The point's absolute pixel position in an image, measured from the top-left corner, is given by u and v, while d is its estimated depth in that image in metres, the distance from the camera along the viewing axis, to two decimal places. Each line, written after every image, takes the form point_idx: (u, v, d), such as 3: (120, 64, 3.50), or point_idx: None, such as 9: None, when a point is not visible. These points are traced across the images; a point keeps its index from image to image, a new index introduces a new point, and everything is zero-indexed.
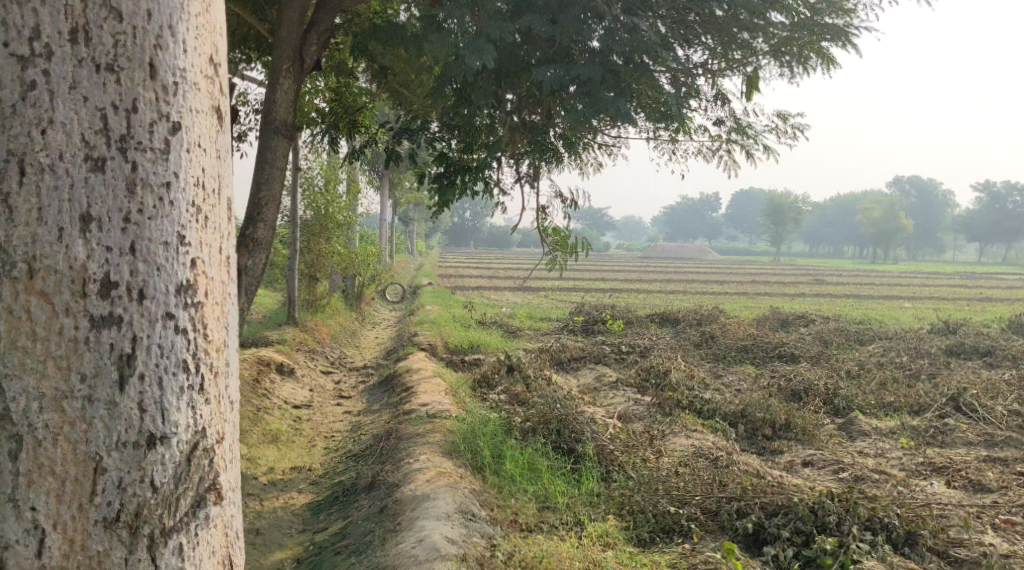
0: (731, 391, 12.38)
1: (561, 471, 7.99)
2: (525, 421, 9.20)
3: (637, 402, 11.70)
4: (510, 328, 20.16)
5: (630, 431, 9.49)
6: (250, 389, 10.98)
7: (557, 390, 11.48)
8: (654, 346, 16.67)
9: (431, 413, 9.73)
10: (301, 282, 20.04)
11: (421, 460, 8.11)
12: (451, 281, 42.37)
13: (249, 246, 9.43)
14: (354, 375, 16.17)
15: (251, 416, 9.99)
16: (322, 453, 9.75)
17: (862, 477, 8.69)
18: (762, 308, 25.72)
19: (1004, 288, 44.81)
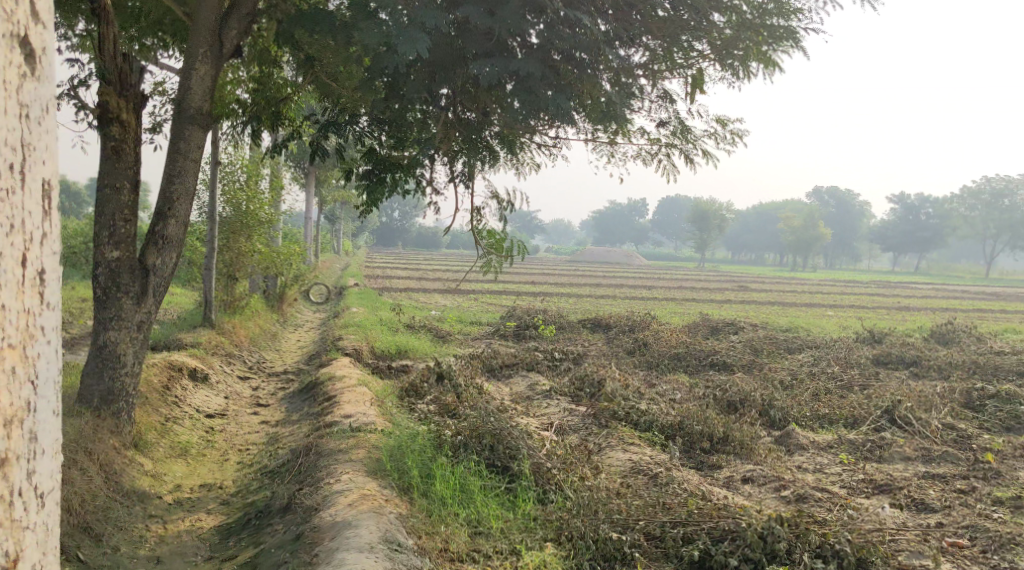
0: (666, 401, 11.99)
1: (495, 492, 7.80)
2: (456, 435, 8.67)
3: (571, 413, 11.24)
4: (436, 332, 19.50)
5: (566, 445, 9.05)
6: (159, 397, 10.48)
7: (489, 400, 10.99)
8: (587, 353, 16.23)
9: (356, 426, 9.23)
10: (219, 282, 19.21)
11: (342, 480, 7.86)
12: (378, 282, 41.51)
13: (158, 243, 9.00)
14: (272, 381, 15.44)
15: (158, 428, 9.72)
16: (234, 471, 9.45)
17: (805, 496, 8.09)
18: (693, 314, 25.44)
19: (920, 298, 45.58)
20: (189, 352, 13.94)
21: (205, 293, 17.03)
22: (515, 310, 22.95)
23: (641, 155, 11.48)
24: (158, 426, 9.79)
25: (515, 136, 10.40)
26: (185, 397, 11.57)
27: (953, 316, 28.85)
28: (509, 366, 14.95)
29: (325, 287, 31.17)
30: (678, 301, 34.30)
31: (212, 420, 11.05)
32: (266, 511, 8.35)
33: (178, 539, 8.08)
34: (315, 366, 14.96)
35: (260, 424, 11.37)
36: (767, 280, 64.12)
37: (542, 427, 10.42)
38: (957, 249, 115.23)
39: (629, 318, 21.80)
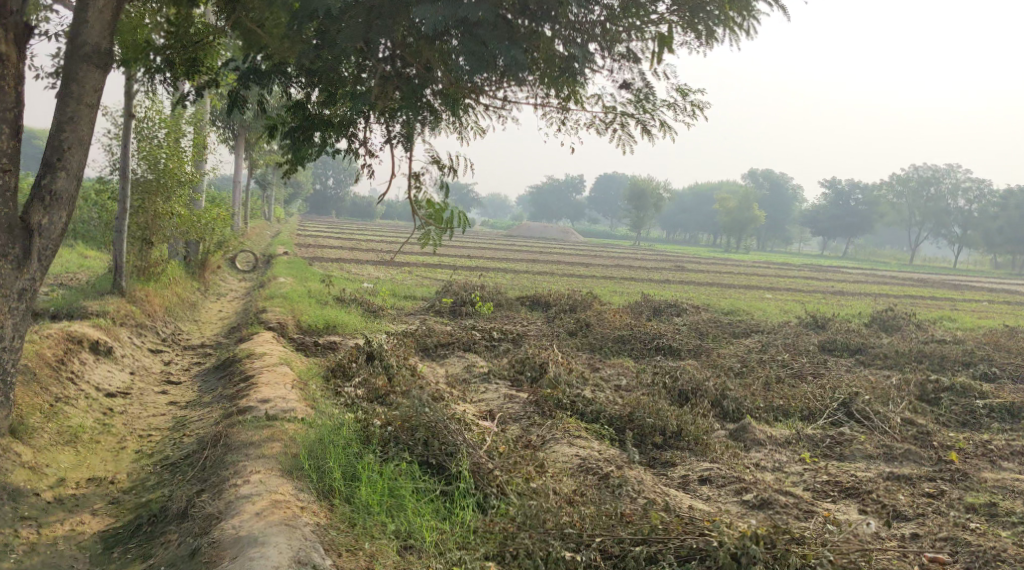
0: (611, 389, 11.21)
1: (430, 497, 7.33)
2: (384, 425, 8.15)
3: (511, 399, 10.42)
4: (366, 307, 18.45)
5: (506, 438, 8.33)
6: (50, 374, 9.58)
7: (423, 384, 10.13)
8: (526, 334, 15.39)
9: (269, 415, 8.65)
10: (134, 246, 18.01)
11: (250, 484, 7.47)
12: (309, 253, 40.20)
13: (45, 200, 8.56)
14: (187, 356, 14.34)
15: (46, 409, 8.89)
16: (130, 463, 8.79)
17: (768, 502, 7.37)
18: (634, 294, 24.72)
19: (853, 283, 45.51)
20: (94, 323, 12.86)
21: (115, 257, 15.88)
22: (450, 285, 21.96)
23: (594, 125, 10.63)
24: (44, 411, 8.89)
25: (459, 95, 9.44)
26: (84, 376, 10.55)
27: (894, 302, 28.54)
28: (444, 345, 14.03)
29: (253, 255, 29.90)
30: (618, 280, 33.61)
31: (113, 401, 10.15)
32: (161, 515, 7.82)
33: (52, 549, 7.48)
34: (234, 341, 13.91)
35: (168, 405, 10.37)
36: (703, 260, 64.03)
37: (480, 415, 9.60)
38: (885, 236, 117.03)
39: (570, 297, 21.00)
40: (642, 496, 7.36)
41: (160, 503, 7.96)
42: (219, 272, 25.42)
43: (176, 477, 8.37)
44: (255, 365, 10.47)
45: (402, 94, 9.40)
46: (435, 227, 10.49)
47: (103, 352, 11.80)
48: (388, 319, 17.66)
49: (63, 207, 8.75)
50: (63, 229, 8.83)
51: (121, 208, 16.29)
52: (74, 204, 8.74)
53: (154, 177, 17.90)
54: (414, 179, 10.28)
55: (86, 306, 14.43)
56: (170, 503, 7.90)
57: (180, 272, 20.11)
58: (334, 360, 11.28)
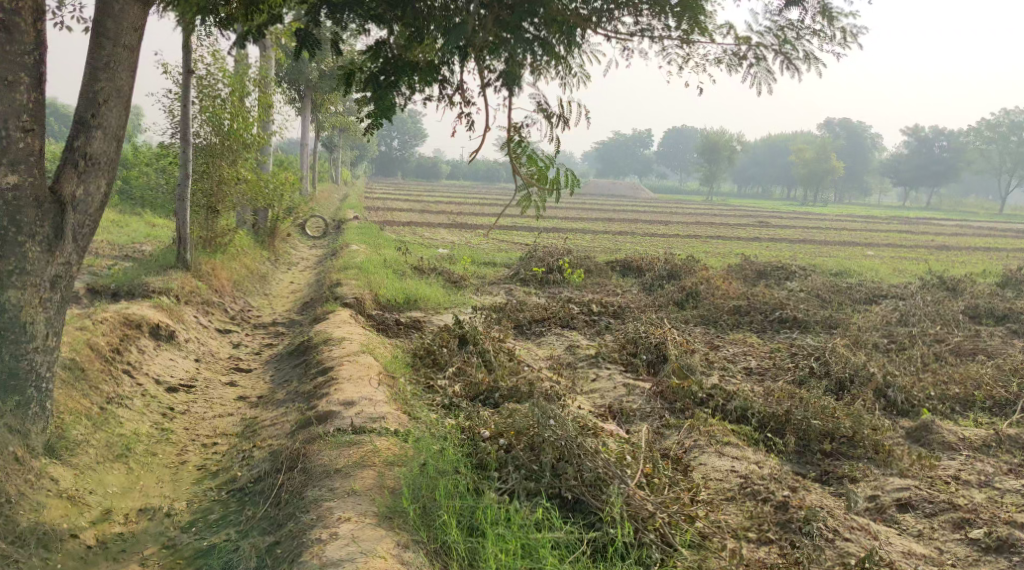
0: (742, 373, 9.71)
1: (576, 552, 6.47)
2: (496, 439, 7.42)
3: (630, 387, 8.98)
4: (448, 276, 17.03)
5: (644, 456, 7.38)
6: (102, 370, 8.78)
7: (534, 381, 8.82)
8: (628, 305, 13.84)
9: (356, 429, 7.78)
10: (199, 215, 16.74)
11: (339, 544, 6.55)
12: (380, 217, 38.81)
13: (80, 165, 7.68)
14: (258, 336, 13.07)
15: (91, 420, 8.17)
16: (189, 487, 7.91)
17: (1009, 542, 6.77)
18: (728, 255, 22.81)
19: (951, 236, 42.54)
20: (155, 302, 11.68)
21: (179, 228, 14.63)
22: (534, 251, 20.47)
23: (725, 59, 9.03)
24: (89, 421, 8.15)
25: (568, 22, 7.92)
26: (146, 367, 9.46)
27: (1012, 257, 26.17)
28: (539, 322, 12.52)
29: (324, 221, 28.77)
30: (704, 238, 31.64)
31: (174, 395, 9.22)
32: None
33: None
34: (307, 320, 12.59)
35: (238, 401, 9.30)
36: (784, 214, 61.36)
37: (601, 415, 8.30)
38: (971, 184, 111.97)
39: (664, 260, 19.33)
40: (838, 544, 6.72)
41: (224, 557, 7.04)
42: (287, 239, 24.15)
43: (245, 512, 7.50)
44: (336, 358, 9.20)
45: (504, 27, 7.95)
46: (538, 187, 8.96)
47: (165, 338, 10.58)
48: (473, 291, 16.23)
49: (102, 172, 7.85)
50: (103, 199, 7.94)
51: (183, 173, 15.03)
52: (114, 168, 7.84)
53: (218, 140, 16.60)
54: (514, 133, 8.79)
55: (150, 283, 13.30)
56: (237, 557, 6.99)
57: (248, 243, 18.89)
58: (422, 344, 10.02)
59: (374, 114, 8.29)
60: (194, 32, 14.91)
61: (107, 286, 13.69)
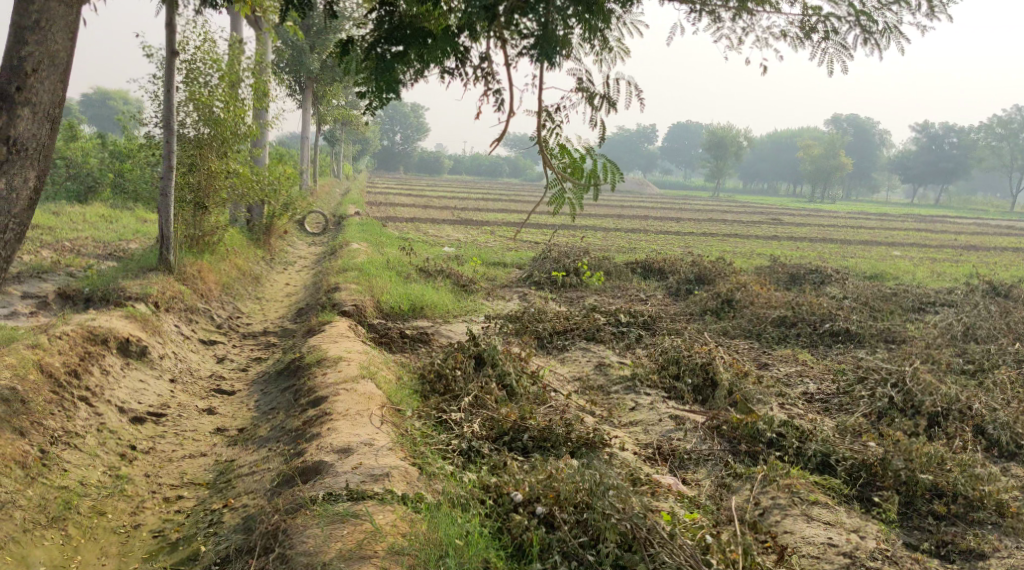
0: (797, 414, 8.60)
1: None
2: (534, 511, 6.96)
3: (682, 433, 8.28)
4: (457, 277, 15.66)
5: (721, 534, 6.94)
6: (48, 402, 7.81)
7: (565, 427, 7.95)
8: (658, 314, 12.56)
9: (354, 490, 6.96)
10: (185, 212, 15.34)
11: None
12: (382, 211, 37.33)
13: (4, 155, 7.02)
14: (247, 347, 11.73)
15: (27, 472, 7.23)
16: (140, 562, 6.97)
17: None
18: (754, 255, 21.36)
19: (974, 234, 40.80)
20: (129, 312, 10.36)
21: (162, 225, 13.28)
22: (548, 250, 19.08)
23: (788, 34, 7.66)
24: (25, 470, 7.26)
25: None
26: (109, 394, 8.42)
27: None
28: (561, 334, 11.20)
29: (324, 216, 27.59)
30: (722, 236, 30.19)
31: (139, 428, 8.31)
32: None
33: None
34: (301, 331, 11.31)
35: (214, 436, 8.38)
36: (797, 211, 59.66)
37: (657, 466, 7.82)
38: (981, 181, 110.28)
39: (689, 262, 17.94)
40: None
41: None
42: (284, 237, 22.90)
43: None
44: (329, 392, 8.21)
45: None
46: (572, 183, 7.91)
47: (135, 355, 9.22)
48: (484, 297, 14.91)
49: (32, 163, 7.14)
50: (31, 197, 7.27)
51: (166, 165, 13.64)
52: (45, 153, 7.16)
53: (207, 130, 15.27)
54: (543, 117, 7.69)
55: (127, 289, 11.99)
56: None
57: (240, 241, 17.52)
58: (434, 368, 8.90)
59: (378, 89, 7.28)
60: (178, 9, 13.55)
61: (80, 291, 12.38)
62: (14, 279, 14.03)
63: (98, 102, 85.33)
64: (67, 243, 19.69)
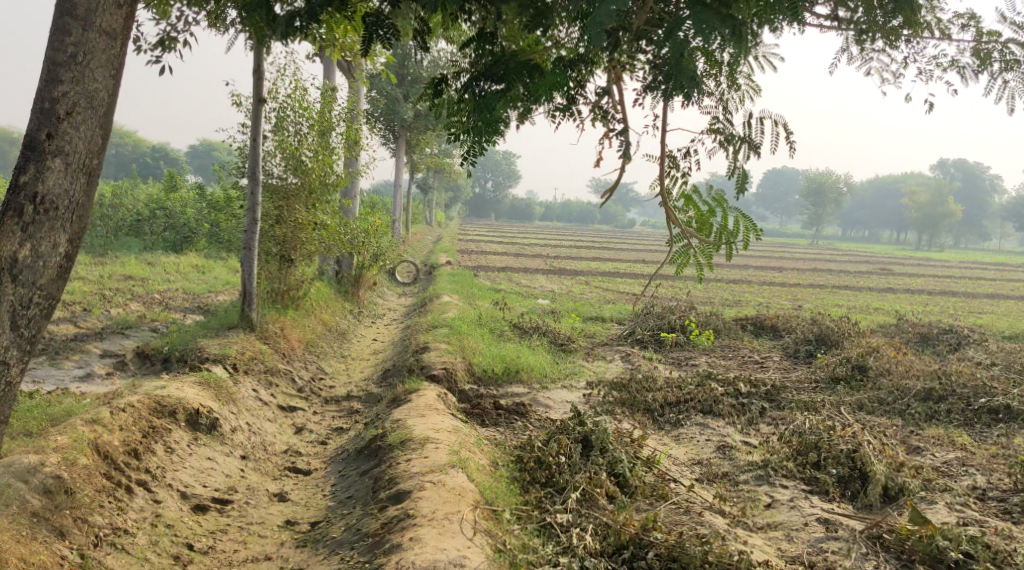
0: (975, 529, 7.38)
1: None
2: None
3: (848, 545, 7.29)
4: (555, 333, 14.64)
5: None
6: (98, 492, 7.14)
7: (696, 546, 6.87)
8: (780, 383, 11.29)
9: None
10: (271, 265, 14.70)
11: None
12: (474, 259, 36.64)
13: (39, 217, 6.97)
14: (329, 415, 10.87)
15: None
16: None
17: None
18: (874, 311, 19.78)
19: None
20: (203, 377, 9.60)
21: (245, 281, 12.61)
22: (650, 305, 17.96)
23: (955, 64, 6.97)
24: None
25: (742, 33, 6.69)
26: (170, 478, 7.75)
27: None
28: (674, 406, 10.07)
29: (414, 265, 26.96)
30: (830, 287, 28.55)
31: (197, 521, 7.54)
32: None
33: None
34: (387, 398, 10.43)
35: (283, 533, 7.53)
36: (904, 259, 57.03)
37: None
38: None
39: (806, 319, 16.57)
40: None
41: None
42: (374, 288, 22.23)
43: None
44: (413, 486, 7.27)
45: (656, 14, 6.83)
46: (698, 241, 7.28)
47: (205, 429, 8.49)
48: (585, 357, 13.85)
49: (65, 224, 7.09)
50: (65, 262, 7.19)
51: (251, 217, 12.94)
52: (81, 216, 7.12)
53: (295, 180, 14.67)
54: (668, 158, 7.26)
55: (205, 348, 11.31)
56: None
57: (328, 294, 16.84)
58: (540, 460, 7.91)
59: (479, 124, 7.09)
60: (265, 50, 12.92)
61: (159, 349, 11.73)
62: (95, 334, 13.51)
63: (200, 151, 87.43)
64: (154, 295, 19.29)
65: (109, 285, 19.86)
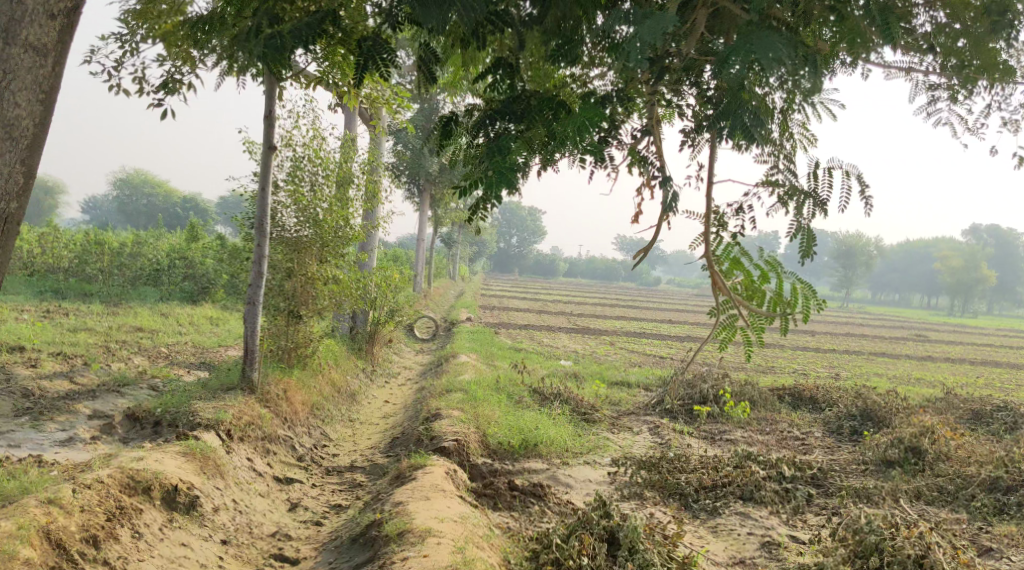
0: None
1: None
2: None
3: None
4: (580, 401, 13.66)
5: None
6: None
7: None
8: (826, 466, 10.32)
9: None
10: (278, 320, 13.90)
11: None
12: (496, 316, 35.80)
13: None
14: (330, 488, 9.97)
15: None
16: None
17: None
18: (918, 385, 18.69)
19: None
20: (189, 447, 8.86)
21: (246, 340, 11.80)
22: (681, 371, 16.97)
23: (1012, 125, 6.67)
24: None
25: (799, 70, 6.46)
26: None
27: None
28: (709, 491, 9.18)
29: (434, 321, 26.18)
30: (868, 354, 27.36)
31: None
32: None
33: None
34: (393, 473, 9.51)
35: None
36: (937, 326, 55.50)
37: None
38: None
39: (846, 394, 15.55)
40: None
41: None
42: (392, 346, 21.42)
43: None
44: None
45: (702, 53, 6.67)
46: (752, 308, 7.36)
47: (182, 510, 7.88)
48: (610, 429, 12.85)
49: None
50: None
51: (256, 270, 11.98)
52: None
53: (308, 231, 13.89)
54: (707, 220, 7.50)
55: (199, 411, 10.46)
56: None
57: (340, 351, 16.00)
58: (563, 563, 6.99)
59: (490, 171, 6.36)
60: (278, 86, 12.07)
61: (151, 411, 10.86)
62: (88, 391, 12.71)
63: (228, 202, 87.57)
64: (162, 349, 18.51)
65: (117, 337, 19.12)
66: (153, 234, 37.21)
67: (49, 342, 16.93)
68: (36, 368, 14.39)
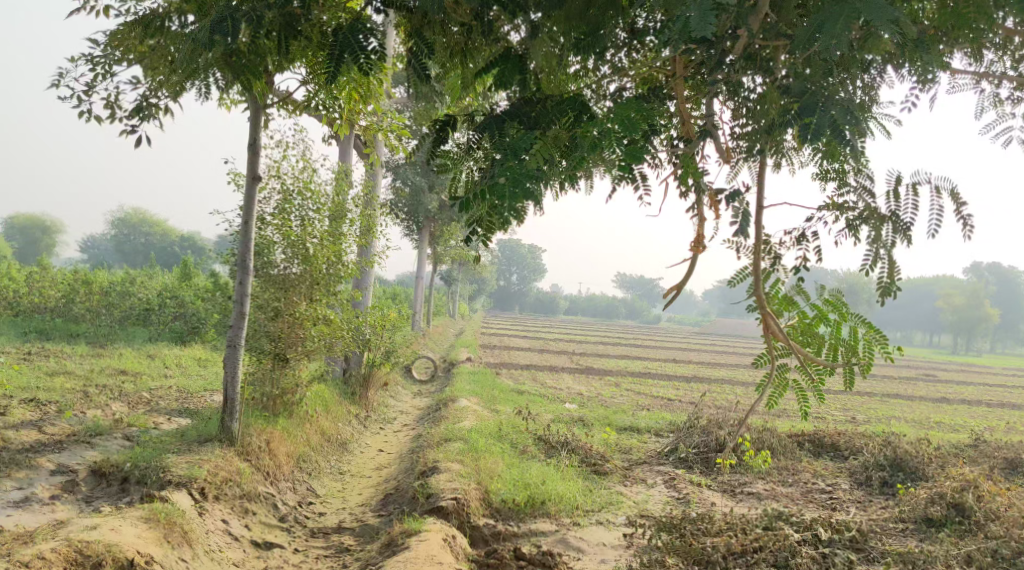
0: None
1: None
2: None
3: None
4: (589, 449, 12.68)
5: None
6: None
7: None
8: (865, 527, 9.36)
9: None
10: (263, 364, 12.94)
11: None
12: (497, 355, 34.70)
13: None
14: (314, 553, 9.03)
15: None
16: None
17: None
18: (944, 431, 17.64)
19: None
20: (153, 512, 8.11)
21: (226, 386, 10.84)
22: (693, 417, 16.03)
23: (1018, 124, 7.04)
24: None
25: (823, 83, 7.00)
26: None
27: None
28: (738, 558, 8.28)
29: (432, 362, 25.17)
30: (881, 395, 26.41)
31: None
32: None
33: None
34: (383, 538, 8.64)
35: None
36: (945, 365, 54.33)
37: None
38: None
39: (871, 443, 14.54)
40: None
41: None
42: (388, 389, 20.41)
43: None
44: None
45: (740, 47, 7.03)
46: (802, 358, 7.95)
47: None
48: (622, 481, 11.89)
49: None
50: None
51: (238, 309, 11.03)
52: None
53: (298, 269, 13.01)
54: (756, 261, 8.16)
55: (173, 466, 9.52)
56: None
57: (332, 395, 15.06)
58: None
59: (503, 175, 6.41)
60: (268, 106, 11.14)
61: (120, 465, 9.89)
62: (55, 441, 11.72)
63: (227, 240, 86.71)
64: (144, 393, 17.50)
65: (96, 381, 18.11)
66: (145, 272, 36.23)
67: (22, 386, 15.95)
68: (4, 416, 13.42)
